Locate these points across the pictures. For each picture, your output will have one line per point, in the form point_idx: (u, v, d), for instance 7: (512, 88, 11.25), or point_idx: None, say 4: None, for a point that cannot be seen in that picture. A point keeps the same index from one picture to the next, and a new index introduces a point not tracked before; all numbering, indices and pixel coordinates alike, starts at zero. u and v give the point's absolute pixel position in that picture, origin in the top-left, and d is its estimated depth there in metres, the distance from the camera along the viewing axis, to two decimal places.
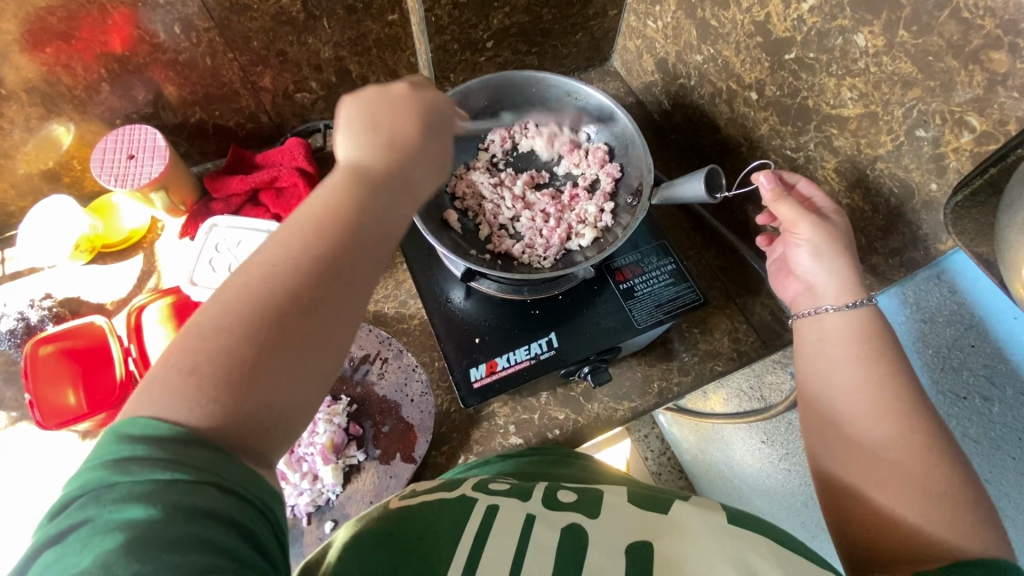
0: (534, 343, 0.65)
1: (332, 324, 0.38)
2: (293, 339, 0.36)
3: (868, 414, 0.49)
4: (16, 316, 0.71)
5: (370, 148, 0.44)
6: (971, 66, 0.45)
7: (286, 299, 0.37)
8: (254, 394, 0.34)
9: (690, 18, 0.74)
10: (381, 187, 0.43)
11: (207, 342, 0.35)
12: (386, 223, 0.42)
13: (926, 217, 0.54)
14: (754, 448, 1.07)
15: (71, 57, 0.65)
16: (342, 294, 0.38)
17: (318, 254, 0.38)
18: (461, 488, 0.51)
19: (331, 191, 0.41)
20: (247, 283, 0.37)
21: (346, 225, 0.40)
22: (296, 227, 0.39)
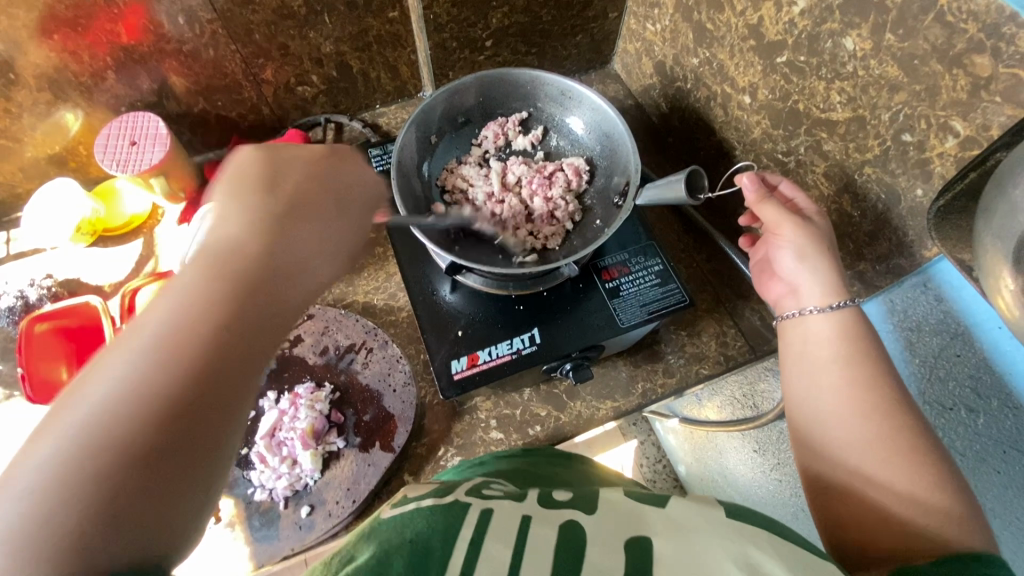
0: (517, 338, 0.65)
1: (211, 438, 0.34)
2: (150, 477, 0.32)
3: (842, 420, 0.49)
4: (17, 294, 0.74)
5: (245, 224, 0.41)
6: (955, 69, 0.45)
7: (131, 439, 0.32)
8: (119, 540, 0.30)
9: (687, 22, 0.74)
10: (267, 271, 0.40)
11: (37, 477, 0.30)
12: (276, 311, 0.40)
13: (912, 223, 0.54)
14: (746, 457, 1.06)
15: (79, 44, 0.67)
16: (221, 404, 0.35)
17: (191, 364, 0.34)
18: (453, 493, 0.50)
19: (200, 285, 0.37)
20: (77, 416, 0.32)
21: (219, 330, 0.36)
22: (143, 334, 0.35)
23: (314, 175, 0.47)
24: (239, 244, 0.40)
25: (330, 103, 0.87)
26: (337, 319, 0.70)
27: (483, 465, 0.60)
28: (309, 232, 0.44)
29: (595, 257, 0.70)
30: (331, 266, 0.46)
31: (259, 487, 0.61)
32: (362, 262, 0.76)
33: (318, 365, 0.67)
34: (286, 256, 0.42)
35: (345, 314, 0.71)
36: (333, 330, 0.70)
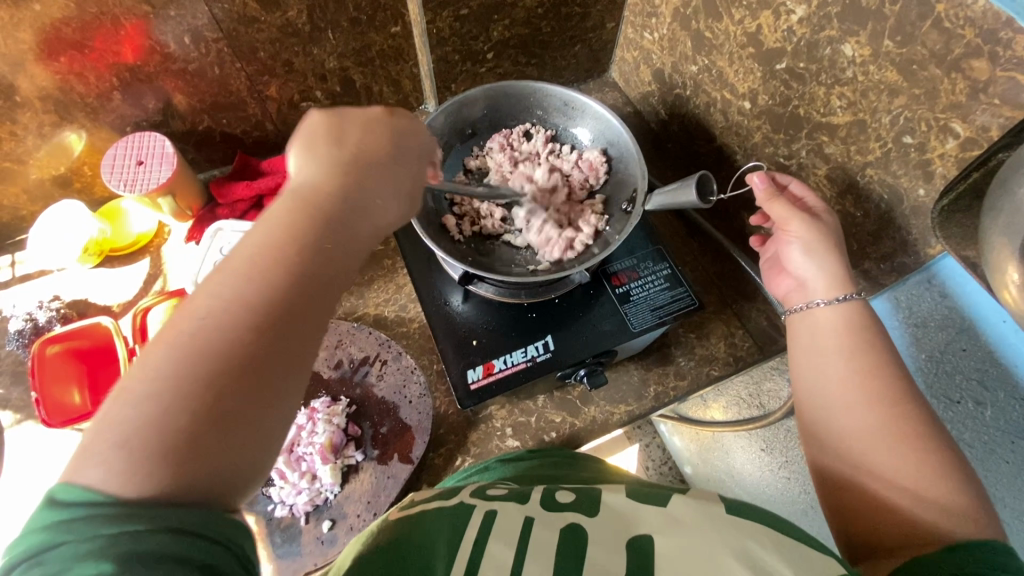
0: (531, 346, 0.66)
1: (279, 371, 0.37)
2: (232, 408, 0.35)
3: (856, 417, 0.50)
4: (26, 316, 0.74)
5: (318, 176, 0.43)
6: (953, 74, 0.47)
7: (214, 367, 0.35)
8: (197, 466, 0.33)
9: (685, 30, 0.75)
10: (329, 217, 0.41)
11: (140, 399, 0.34)
12: (339, 254, 0.41)
13: (915, 222, 0.55)
14: (754, 456, 1.07)
15: (85, 66, 0.67)
16: (294, 340, 0.38)
17: (267, 307, 0.37)
18: (458, 497, 0.51)
19: (276, 230, 0.40)
20: (178, 342, 0.35)
21: (297, 269, 0.39)
22: (230, 274, 0.38)
23: (377, 131, 0.47)
24: (307, 189, 0.42)
25: None
26: (350, 331, 0.71)
27: (492, 465, 0.61)
28: (376, 185, 0.45)
29: (603, 263, 0.71)
30: (396, 213, 0.47)
31: (279, 504, 0.61)
32: (372, 275, 0.77)
33: (333, 379, 0.68)
34: (352, 204, 0.43)
35: (358, 326, 0.71)
36: (346, 343, 0.70)
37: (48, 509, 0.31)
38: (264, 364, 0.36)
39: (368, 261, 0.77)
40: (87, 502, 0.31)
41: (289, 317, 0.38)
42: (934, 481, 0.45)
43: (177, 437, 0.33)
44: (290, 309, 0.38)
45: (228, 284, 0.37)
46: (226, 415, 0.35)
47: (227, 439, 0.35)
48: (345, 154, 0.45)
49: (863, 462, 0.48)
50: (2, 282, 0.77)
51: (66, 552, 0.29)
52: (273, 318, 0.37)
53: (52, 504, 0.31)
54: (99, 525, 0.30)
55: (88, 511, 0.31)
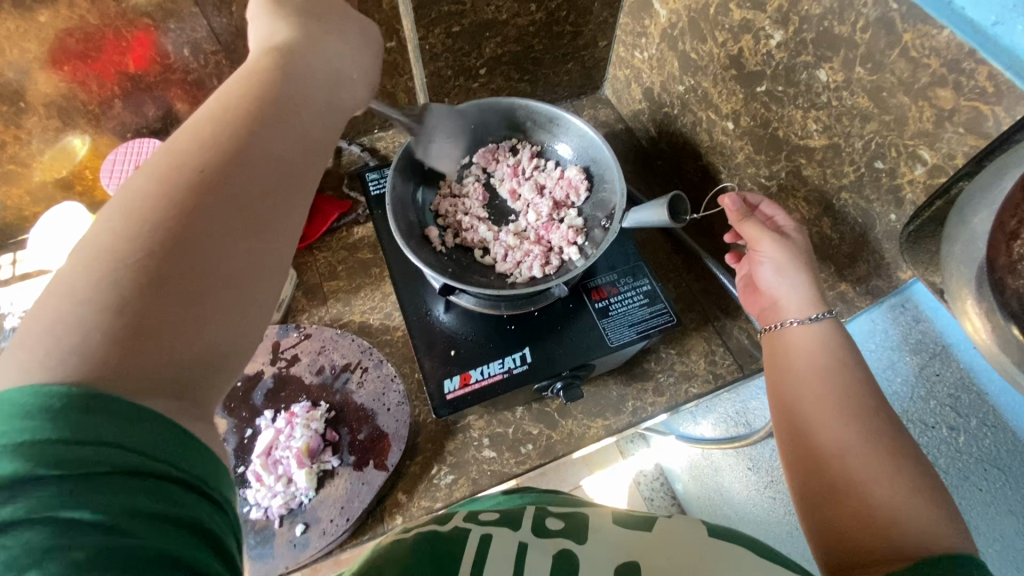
0: (508, 358, 0.66)
1: (238, 226, 0.36)
2: (198, 259, 0.34)
3: (830, 421, 0.50)
4: (22, 314, 0.76)
5: (286, 36, 0.45)
6: (920, 102, 0.47)
7: (169, 218, 0.34)
8: (157, 345, 0.31)
9: (672, 51, 0.77)
10: (284, 71, 0.43)
11: (121, 266, 0.32)
12: (290, 131, 0.41)
13: (887, 245, 0.56)
14: (741, 475, 1.06)
15: (88, 75, 0.69)
16: (239, 206, 0.37)
17: (213, 157, 0.37)
18: (452, 519, 0.50)
19: (240, 84, 0.41)
20: (147, 187, 0.35)
21: (239, 147, 0.38)
22: (199, 124, 0.38)
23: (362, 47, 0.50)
24: (281, 45, 0.44)
25: None
26: (333, 338, 0.72)
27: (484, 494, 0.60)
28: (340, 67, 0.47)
29: (585, 277, 0.71)
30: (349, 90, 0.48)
31: (254, 506, 0.62)
32: (360, 283, 0.79)
33: (314, 384, 0.69)
34: (325, 87, 0.45)
35: (341, 333, 0.73)
36: (328, 350, 0.71)
37: (27, 419, 0.27)
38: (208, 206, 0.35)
39: (356, 269, 0.80)
40: (44, 401, 0.27)
41: (236, 161, 0.37)
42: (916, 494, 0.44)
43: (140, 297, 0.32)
44: (231, 156, 0.37)
45: (189, 137, 0.38)
46: (180, 269, 0.33)
47: (188, 296, 0.33)
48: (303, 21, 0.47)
49: (839, 470, 0.48)
50: (3, 280, 0.80)
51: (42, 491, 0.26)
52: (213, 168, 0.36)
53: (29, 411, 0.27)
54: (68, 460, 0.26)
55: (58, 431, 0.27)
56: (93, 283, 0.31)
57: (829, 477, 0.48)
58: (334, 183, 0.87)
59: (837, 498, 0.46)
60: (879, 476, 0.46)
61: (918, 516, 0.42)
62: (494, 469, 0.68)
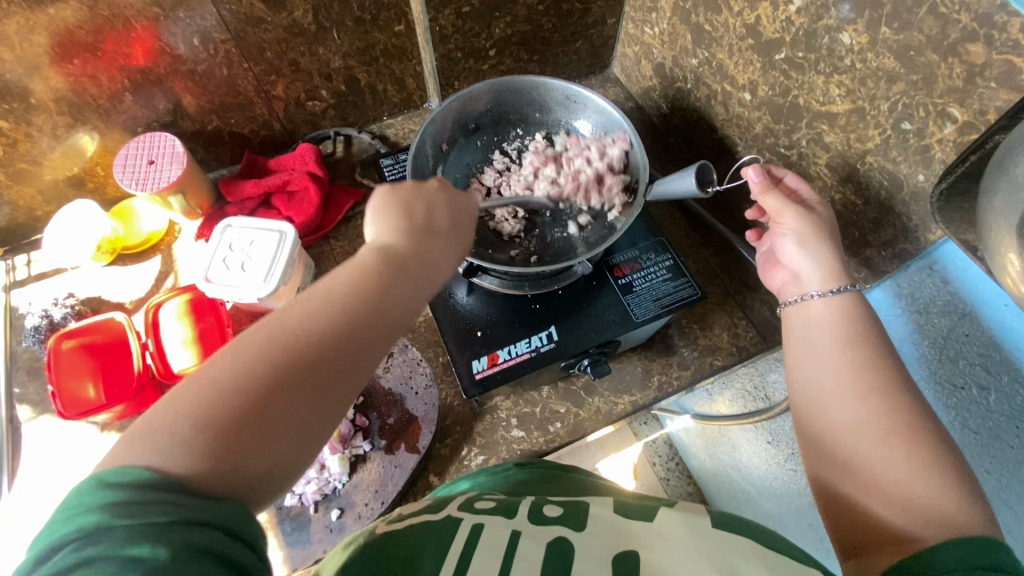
0: (535, 337, 0.66)
1: (313, 408, 0.40)
2: (291, 403, 0.39)
3: (849, 396, 0.50)
4: (42, 313, 0.75)
5: (396, 239, 0.47)
6: (950, 58, 0.47)
7: (290, 360, 0.39)
8: (246, 459, 0.37)
9: (685, 24, 0.76)
10: (398, 271, 0.46)
11: (220, 399, 0.37)
12: (414, 286, 0.46)
13: (915, 207, 0.55)
14: (759, 449, 1.07)
15: (97, 68, 0.68)
16: (347, 367, 0.42)
17: (318, 321, 0.41)
18: (444, 509, 0.50)
19: (357, 273, 0.44)
20: (256, 340, 0.40)
21: (343, 319, 0.42)
22: (315, 304, 0.42)
23: (439, 206, 0.51)
24: (387, 249, 0.47)
25: (339, 116, 0.89)
26: None
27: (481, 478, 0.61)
28: (449, 257, 0.50)
29: (606, 255, 0.71)
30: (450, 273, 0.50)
31: (289, 493, 0.62)
32: None
33: None
34: (420, 259, 0.47)
35: None
36: None
37: (100, 490, 0.32)
38: (309, 371, 0.40)
39: None
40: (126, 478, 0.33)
41: (315, 365, 0.40)
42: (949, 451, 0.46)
43: (225, 436, 0.36)
44: (319, 357, 0.40)
45: (292, 310, 0.41)
46: (252, 420, 0.38)
47: (255, 440, 0.37)
48: (415, 233, 0.48)
49: (859, 444, 0.48)
50: (19, 281, 0.79)
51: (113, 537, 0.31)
52: (302, 361, 0.40)
53: (101, 486, 0.32)
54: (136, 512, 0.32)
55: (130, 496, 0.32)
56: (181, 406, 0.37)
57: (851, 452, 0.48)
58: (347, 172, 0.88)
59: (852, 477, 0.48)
60: (905, 443, 0.46)
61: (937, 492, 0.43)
62: (524, 449, 0.68)
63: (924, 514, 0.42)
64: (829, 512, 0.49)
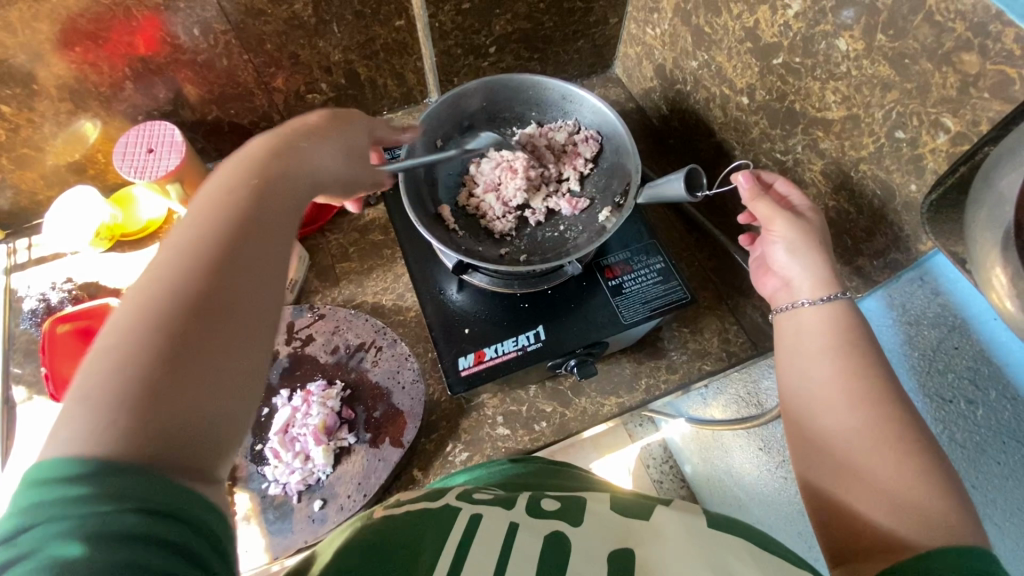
0: (522, 336, 0.66)
1: (245, 321, 0.36)
2: (209, 331, 0.34)
3: (837, 403, 0.50)
4: (40, 297, 0.77)
5: (267, 144, 0.46)
6: (944, 68, 0.46)
7: (193, 293, 0.34)
8: (169, 408, 0.31)
9: (686, 26, 0.75)
10: (281, 171, 0.44)
11: (132, 357, 0.31)
12: (294, 190, 0.44)
13: (907, 217, 0.55)
14: (751, 455, 1.07)
15: (99, 56, 0.69)
16: (253, 275, 0.37)
17: (214, 235, 0.37)
18: (444, 498, 0.50)
19: (225, 188, 0.40)
20: (156, 272, 0.35)
21: (229, 226, 0.38)
22: (195, 219, 0.38)
23: (333, 141, 0.50)
24: (255, 151, 0.44)
25: (339, 110, 0.89)
26: (347, 319, 0.72)
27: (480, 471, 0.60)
28: (329, 155, 0.49)
29: (598, 255, 0.71)
30: (335, 173, 0.49)
31: (273, 482, 0.63)
32: (372, 264, 0.79)
33: (329, 364, 0.69)
34: (292, 152, 0.46)
35: (354, 313, 0.73)
36: (343, 329, 0.72)
37: (30, 491, 0.27)
38: (212, 297, 0.35)
39: (367, 250, 0.80)
40: (57, 474, 0.27)
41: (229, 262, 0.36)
42: (936, 459, 0.45)
43: (138, 384, 0.31)
44: (222, 258, 0.36)
45: (183, 231, 0.37)
46: (176, 367, 0.32)
47: (187, 377, 0.32)
48: (278, 143, 0.46)
49: (849, 451, 0.47)
50: (19, 264, 0.80)
51: (45, 524, 0.26)
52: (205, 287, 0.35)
53: (36, 484, 0.27)
54: (70, 501, 0.27)
55: (65, 485, 0.27)
56: (99, 381, 0.31)
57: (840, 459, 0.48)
58: None
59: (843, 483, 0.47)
60: (893, 450, 0.45)
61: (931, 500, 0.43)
62: (508, 447, 0.68)
63: (911, 520, 0.41)
64: (822, 519, 0.48)
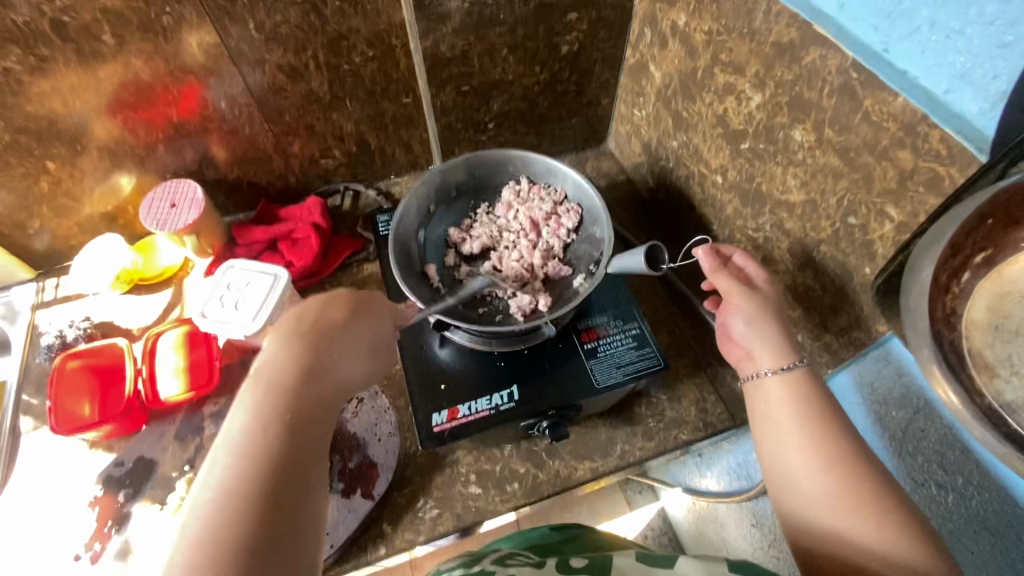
0: (496, 394, 0.68)
1: (303, 515, 0.41)
2: (280, 532, 0.39)
3: (814, 469, 0.50)
4: (57, 333, 0.83)
5: (290, 354, 0.48)
6: (883, 162, 0.50)
7: (260, 504, 0.39)
8: None
9: (667, 109, 0.81)
10: (310, 373, 0.48)
11: (205, 567, 0.36)
12: (326, 397, 0.48)
13: (864, 298, 0.57)
14: (744, 532, 1.03)
15: (137, 123, 0.78)
16: (303, 471, 0.42)
17: (269, 447, 0.42)
18: (478, 562, 0.51)
19: (266, 400, 0.44)
20: (219, 486, 0.39)
21: (283, 440, 0.43)
22: (245, 430, 0.42)
23: (352, 323, 0.54)
24: (274, 366, 0.47)
25: (350, 173, 0.97)
26: None
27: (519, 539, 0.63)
28: (352, 354, 0.52)
29: (577, 318, 0.74)
30: (360, 372, 0.52)
31: None
32: None
33: None
34: (320, 362, 0.49)
35: None
36: None
37: None
38: (283, 503, 0.40)
39: None
40: None
41: (286, 473, 0.41)
42: (902, 530, 0.46)
43: None
44: (282, 469, 0.41)
45: (235, 445, 0.41)
46: (252, 571, 0.37)
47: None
48: (307, 339, 0.50)
49: (828, 517, 0.48)
50: (46, 301, 0.87)
51: None
52: (270, 494, 0.40)
53: None
54: None
55: None
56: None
57: (821, 524, 0.49)
58: (350, 223, 0.95)
59: (831, 544, 0.48)
60: (872, 517, 0.47)
61: (912, 560, 0.44)
62: (479, 506, 0.69)
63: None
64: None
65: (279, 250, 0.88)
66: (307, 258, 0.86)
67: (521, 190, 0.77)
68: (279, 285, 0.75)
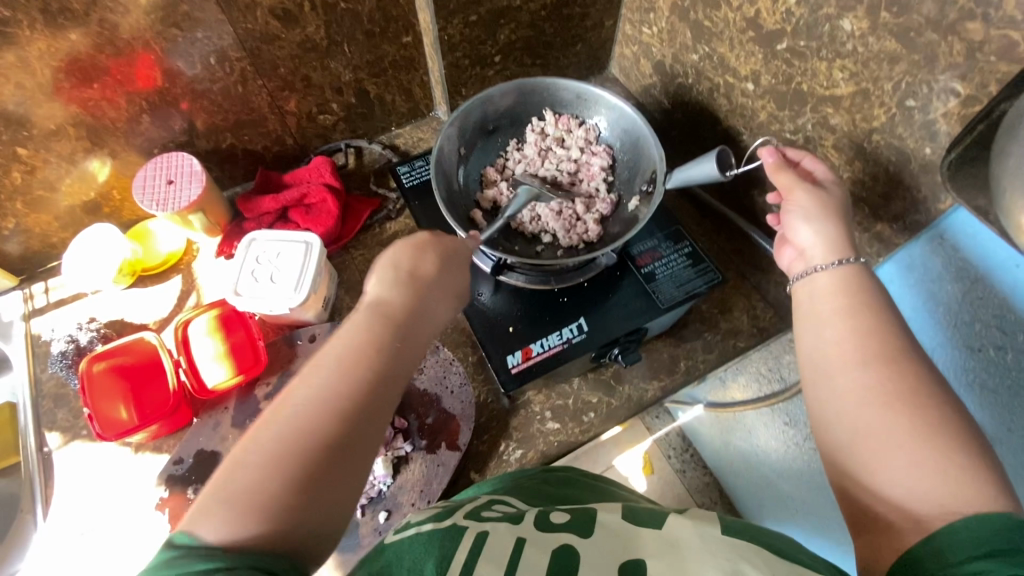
0: (565, 328, 0.68)
1: (362, 457, 0.45)
2: (338, 461, 0.43)
3: (851, 363, 0.50)
4: (68, 338, 0.75)
5: (390, 294, 0.53)
6: (950, 37, 0.50)
7: (328, 432, 0.44)
8: (305, 513, 0.41)
9: (684, 22, 0.79)
10: (405, 321, 0.52)
11: (282, 466, 0.41)
12: (409, 351, 0.51)
13: (924, 179, 0.59)
14: (776, 431, 1.08)
15: (115, 90, 0.68)
16: (377, 416, 0.46)
17: (354, 377, 0.46)
18: (451, 515, 0.48)
19: (361, 337, 0.49)
20: (307, 398, 0.45)
21: (370, 378, 0.47)
22: (337, 357, 0.47)
23: (451, 272, 0.57)
24: (380, 305, 0.52)
25: (350, 129, 0.90)
26: None
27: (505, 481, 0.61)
28: (441, 308, 0.55)
29: (626, 245, 0.73)
30: (444, 322, 0.56)
31: None
32: None
33: None
34: (417, 309, 0.53)
35: None
36: None
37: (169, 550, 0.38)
38: (350, 437, 0.44)
39: None
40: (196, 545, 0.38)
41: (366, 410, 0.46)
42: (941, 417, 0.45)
43: (282, 492, 0.41)
44: (364, 405, 0.46)
45: (320, 371, 0.46)
46: (315, 478, 0.42)
47: (319, 493, 0.42)
48: (406, 280, 0.54)
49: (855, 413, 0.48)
50: (38, 309, 0.78)
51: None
52: (341, 427, 0.44)
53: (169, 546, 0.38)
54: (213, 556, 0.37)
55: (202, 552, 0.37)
56: (242, 472, 0.41)
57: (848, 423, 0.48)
58: (360, 182, 0.89)
59: (857, 444, 0.47)
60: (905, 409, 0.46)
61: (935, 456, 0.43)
62: (560, 440, 0.69)
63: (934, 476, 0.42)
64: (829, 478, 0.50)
65: (293, 218, 0.82)
66: (328, 223, 0.81)
67: (555, 119, 0.73)
68: (314, 253, 0.71)
